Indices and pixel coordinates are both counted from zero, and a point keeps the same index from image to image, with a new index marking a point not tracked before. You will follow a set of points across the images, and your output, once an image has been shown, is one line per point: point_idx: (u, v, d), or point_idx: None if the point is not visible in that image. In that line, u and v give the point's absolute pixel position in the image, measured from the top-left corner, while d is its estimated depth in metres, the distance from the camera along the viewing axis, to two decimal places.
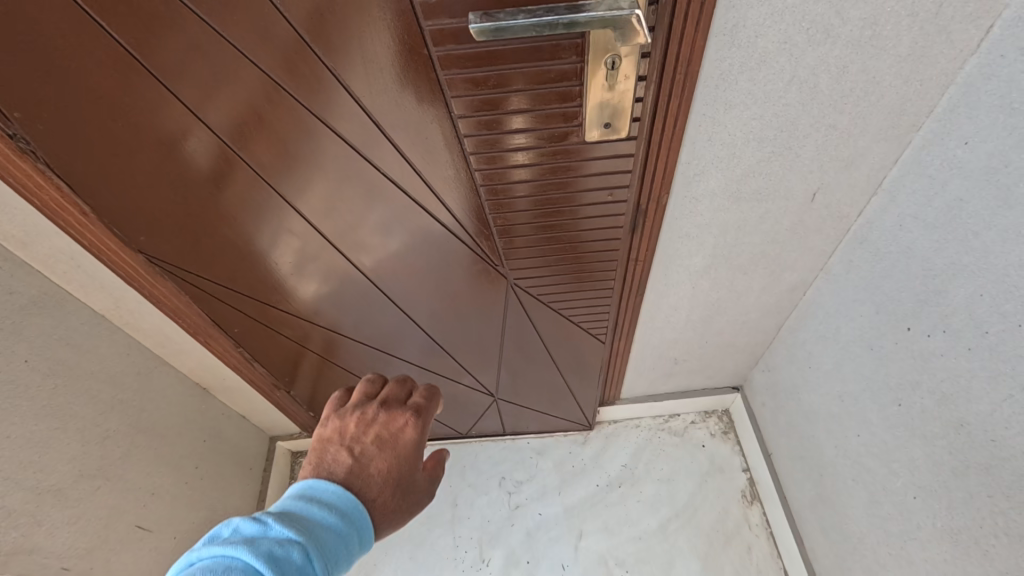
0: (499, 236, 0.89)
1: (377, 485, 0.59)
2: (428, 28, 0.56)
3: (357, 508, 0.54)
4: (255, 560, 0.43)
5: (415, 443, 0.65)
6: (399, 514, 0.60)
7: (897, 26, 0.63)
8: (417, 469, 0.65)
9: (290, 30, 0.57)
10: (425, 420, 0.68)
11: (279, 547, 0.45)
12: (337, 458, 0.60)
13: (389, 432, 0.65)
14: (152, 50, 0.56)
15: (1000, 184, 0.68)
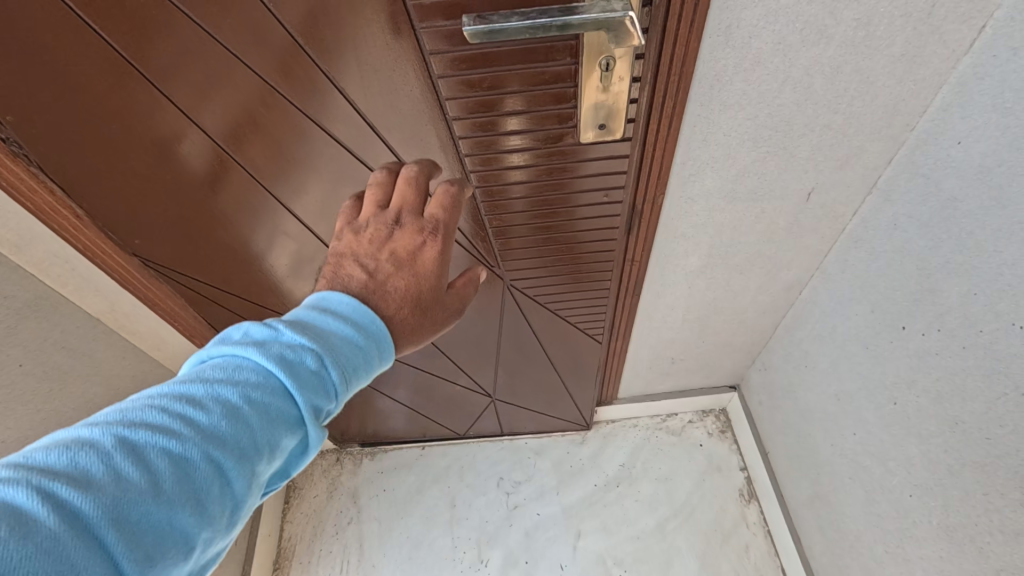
0: (495, 237, 0.89)
1: (393, 303, 0.54)
2: (422, 31, 0.56)
3: (375, 321, 0.51)
4: (267, 361, 0.42)
5: (436, 266, 0.58)
6: (422, 337, 0.58)
7: (891, 27, 0.64)
8: (439, 290, 0.59)
9: (284, 33, 0.57)
10: (446, 239, 0.59)
11: (291, 351, 0.43)
12: (350, 273, 0.55)
13: (405, 252, 0.58)
14: (147, 53, 0.56)
15: (993, 183, 0.68)
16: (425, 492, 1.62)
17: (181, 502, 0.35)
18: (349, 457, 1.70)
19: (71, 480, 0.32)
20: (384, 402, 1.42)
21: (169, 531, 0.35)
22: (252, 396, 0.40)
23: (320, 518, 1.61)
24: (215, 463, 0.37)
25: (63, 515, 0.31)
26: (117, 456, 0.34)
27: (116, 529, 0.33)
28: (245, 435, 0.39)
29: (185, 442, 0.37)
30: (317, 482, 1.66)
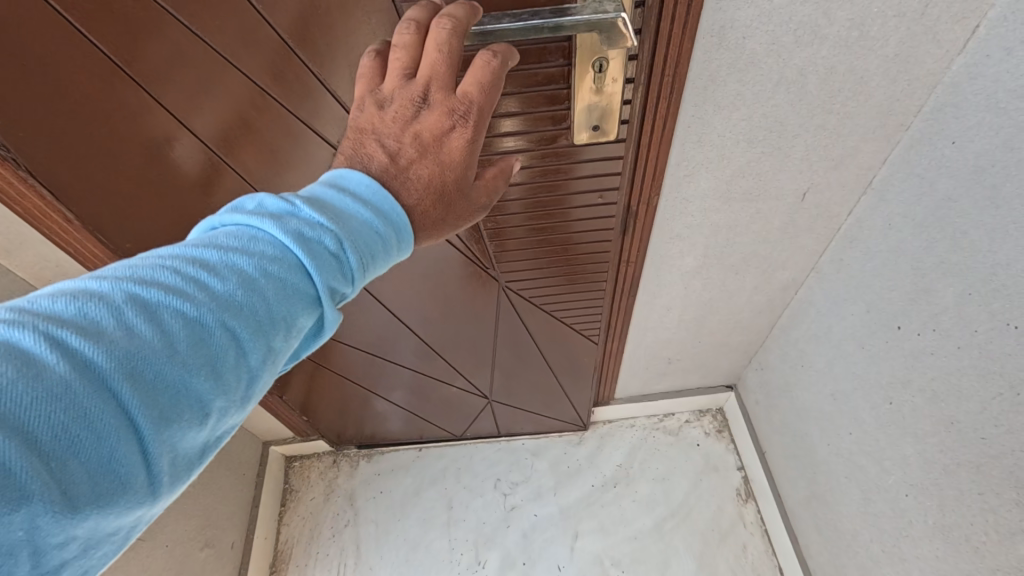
0: (490, 239, 0.89)
1: (415, 194, 0.49)
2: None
3: (395, 207, 0.46)
4: (284, 238, 0.39)
5: (465, 159, 0.51)
6: (444, 231, 0.53)
7: (884, 27, 0.63)
8: (466, 185, 0.53)
9: (275, 36, 0.57)
10: (478, 127, 0.51)
11: (308, 229, 0.40)
12: (371, 154, 0.49)
13: (431, 135, 0.50)
14: (135, 56, 0.55)
15: (988, 182, 0.68)
16: (422, 494, 1.61)
17: (194, 367, 0.34)
18: (346, 459, 1.69)
19: (80, 329, 0.31)
20: (380, 404, 1.42)
21: (183, 394, 0.33)
22: (266, 269, 0.38)
23: (317, 521, 1.60)
24: (229, 332, 0.36)
25: (75, 364, 0.30)
26: (128, 314, 0.33)
27: (129, 386, 0.31)
28: (259, 307, 0.37)
29: (199, 308, 0.35)
30: (314, 485, 1.65)
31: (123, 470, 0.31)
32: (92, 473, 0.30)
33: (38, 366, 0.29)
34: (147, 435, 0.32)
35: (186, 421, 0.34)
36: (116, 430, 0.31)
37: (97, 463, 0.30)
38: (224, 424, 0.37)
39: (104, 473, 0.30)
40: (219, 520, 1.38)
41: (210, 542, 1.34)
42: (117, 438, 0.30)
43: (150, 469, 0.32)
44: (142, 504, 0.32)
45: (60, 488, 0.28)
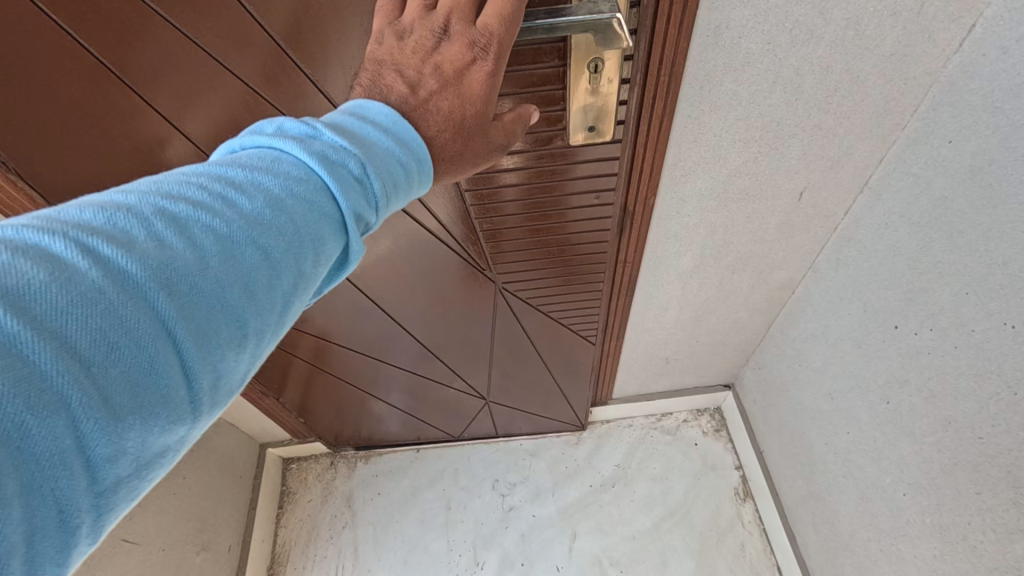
0: (486, 240, 0.89)
1: (436, 123, 0.47)
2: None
3: (416, 138, 0.44)
4: (310, 159, 0.37)
5: (486, 92, 0.50)
6: (462, 170, 0.51)
7: (880, 26, 0.63)
8: (487, 122, 0.52)
9: (268, 39, 0.56)
10: (501, 58, 0.50)
11: (334, 152, 0.38)
12: (391, 83, 0.48)
13: (453, 67, 0.49)
14: (127, 59, 0.54)
15: (984, 181, 0.67)
16: (420, 495, 1.61)
17: (230, 281, 0.31)
18: (343, 460, 1.68)
19: (110, 238, 0.28)
20: (378, 405, 1.42)
21: (221, 312, 0.31)
22: (295, 188, 0.35)
23: (314, 523, 1.59)
24: (263, 248, 0.33)
25: (106, 269, 0.27)
26: (157, 225, 0.30)
27: (165, 295, 0.28)
28: (291, 224, 0.34)
29: (230, 223, 0.32)
30: (311, 487, 1.65)
31: (165, 385, 0.28)
32: (135, 387, 0.27)
33: (68, 269, 0.26)
34: (187, 349, 0.29)
35: (226, 339, 0.31)
36: (154, 341, 0.28)
37: (138, 372, 0.27)
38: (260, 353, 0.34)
39: (145, 385, 0.27)
40: (215, 523, 1.37)
41: (207, 545, 1.33)
42: (157, 350, 0.28)
43: (192, 386, 0.29)
44: (184, 427, 0.29)
45: (101, 397, 0.25)
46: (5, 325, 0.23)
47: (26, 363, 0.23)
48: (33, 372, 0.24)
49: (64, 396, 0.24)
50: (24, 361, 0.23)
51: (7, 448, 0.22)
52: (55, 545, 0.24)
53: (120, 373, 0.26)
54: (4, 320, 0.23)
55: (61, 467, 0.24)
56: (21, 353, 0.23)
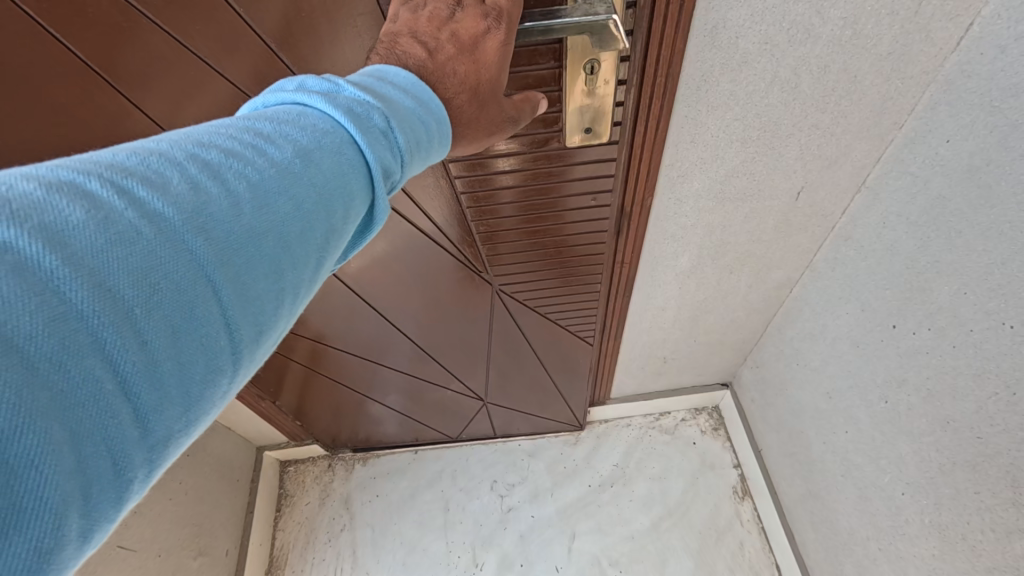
0: (482, 242, 0.90)
1: (453, 86, 0.48)
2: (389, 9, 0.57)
3: (434, 100, 0.44)
4: (336, 112, 0.36)
5: (500, 60, 0.52)
6: (478, 137, 0.53)
7: (878, 25, 0.63)
8: (500, 91, 0.53)
9: (258, 42, 0.56)
10: (513, 27, 0.52)
11: (359, 107, 0.38)
12: (410, 47, 0.49)
13: (467, 36, 0.51)
14: (116, 64, 0.53)
15: (981, 181, 0.67)
16: (418, 497, 1.60)
17: (264, 229, 0.31)
18: (341, 463, 1.68)
19: (145, 181, 0.28)
20: (375, 407, 1.41)
21: (256, 260, 0.30)
22: (322, 140, 0.35)
23: (312, 526, 1.59)
24: (294, 198, 0.33)
25: (142, 212, 0.27)
26: (190, 171, 0.29)
27: (201, 239, 0.28)
28: (321, 175, 0.34)
29: (262, 170, 0.32)
30: (309, 489, 1.64)
31: (203, 331, 0.27)
32: (174, 331, 0.26)
33: (105, 209, 0.26)
34: (224, 295, 0.28)
35: (261, 287, 0.30)
36: (192, 285, 0.27)
37: (178, 315, 0.26)
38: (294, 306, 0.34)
39: (184, 329, 0.26)
40: (212, 528, 1.36)
41: (204, 550, 1.32)
42: (194, 293, 0.27)
43: (230, 333, 0.29)
44: (223, 376, 0.29)
45: (140, 339, 0.25)
46: (45, 262, 0.23)
47: (65, 301, 0.23)
48: (71, 311, 0.23)
49: (104, 336, 0.24)
50: (62, 298, 0.23)
51: (47, 386, 0.22)
52: (101, 487, 0.24)
53: (160, 315, 0.26)
54: (44, 257, 0.23)
55: (103, 409, 0.24)
56: (60, 290, 0.23)
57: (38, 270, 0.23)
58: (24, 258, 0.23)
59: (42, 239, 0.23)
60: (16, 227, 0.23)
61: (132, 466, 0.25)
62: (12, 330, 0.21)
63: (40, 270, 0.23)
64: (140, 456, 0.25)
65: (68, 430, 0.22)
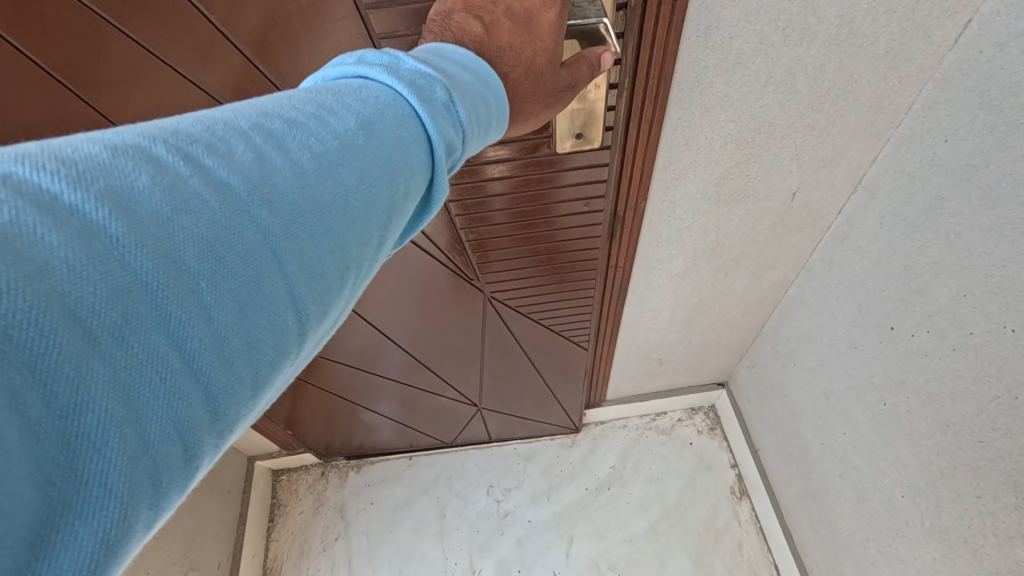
0: (473, 250, 0.88)
1: (511, 60, 0.48)
2: (368, 12, 0.55)
3: (490, 73, 0.44)
4: (398, 83, 0.35)
5: (554, 33, 0.52)
6: (535, 106, 0.51)
7: (875, 24, 0.61)
8: (558, 61, 0.52)
9: (234, 52, 0.53)
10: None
11: (419, 80, 0.37)
12: (467, 23, 0.48)
13: (523, 11, 0.52)
14: (85, 75, 0.49)
15: (981, 183, 0.66)
16: (414, 503, 1.59)
17: (329, 201, 0.29)
18: (334, 471, 1.65)
19: (211, 149, 0.26)
20: (368, 415, 1.39)
21: (324, 234, 0.28)
22: (384, 112, 0.33)
23: (307, 535, 1.57)
24: (358, 170, 0.31)
25: (207, 180, 0.25)
26: (255, 140, 0.28)
27: (266, 211, 0.26)
28: (383, 147, 0.32)
29: (326, 140, 0.30)
30: (302, 498, 1.62)
31: (272, 308, 0.25)
32: (241, 309, 0.24)
33: (170, 176, 0.24)
34: (291, 271, 0.26)
35: (330, 264, 0.28)
36: (257, 258, 0.25)
37: (245, 292, 0.24)
38: (357, 287, 0.32)
39: (252, 304, 0.24)
40: (203, 542, 1.33)
41: (195, 565, 1.29)
42: (260, 267, 0.25)
43: (300, 312, 0.26)
44: (291, 358, 0.27)
45: (206, 315, 0.23)
46: (111, 226, 0.21)
47: (129, 269, 0.21)
48: (135, 282, 0.21)
49: (170, 310, 0.22)
50: (126, 266, 0.21)
51: (110, 362, 0.20)
52: (172, 473, 0.21)
53: (228, 288, 0.24)
54: (109, 221, 0.21)
55: (171, 391, 0.22)
56: (125, 257, 0.21)
57: (102, 234, 0.21)
58: (89, 221, 0.21)
59: (108, 203, 0.21)
60: (82, 190, 0.21)
61: (200, 451, 0.23)
62: (76, 298, 0.19)
63: (105, 235, 0.21)
64: (210, 441, 0.23)
65: (131, 412, 0.20)
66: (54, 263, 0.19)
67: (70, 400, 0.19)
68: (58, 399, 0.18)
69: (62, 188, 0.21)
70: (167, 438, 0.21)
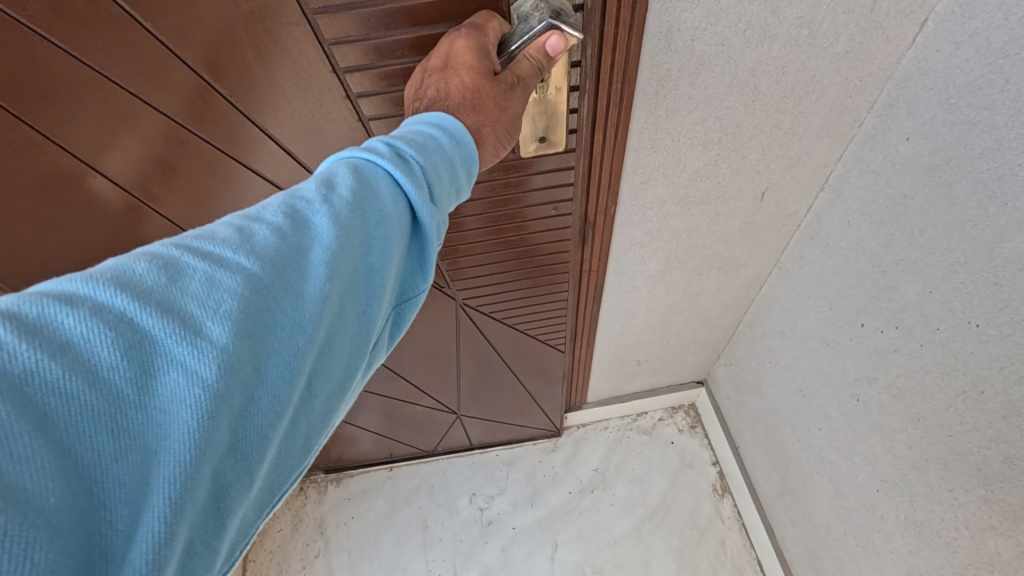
0: (443, 258, 0.87)
1: (442, 98, 0.49)
2: (316, 17, 0.52)
3: (446, 119, 0.45)
4: (345, 151, 0.39)
5: (473, 49, 0.50)
6: (490, 114, 0.50)
7: (834, 24, 0.61)
8: (494, 68, 0.51)
9: (179, 62, 0.50)
10: (500, 25, 0.53)
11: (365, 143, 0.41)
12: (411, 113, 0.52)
13: (440, 59, 0.52)
14: (20, 93, 0.46)
15: (942, 179, 0.66)
16: (395, 516, 1.56)
17: (311, 243, 0.32)
18: (313, 485, 1.62)
19: (200, 236, 0.30)
20: (343, 429, 1.35)
21: (309, 269, 0.31)
22: (344, 168, 0.37)
23: (286, 553, 1.53)
24: (330, 211, 0.34)
25: (199, 254, 0.29)
26: (236, 221, 0.32)
27: (253, 259, 0.30)
28: (351, 192, 0.35)
29: (297, 202, 0.34)
30: (280, 515, 1.58)
31: (277, 338, 0.29)
32: (243, 340, 0.28)
33: (166, 258, 0.28)
34: (287, 304, 0.30)
35: (323, 291, 0.32)
36: (255, 297, 0.29)
37: (250, 326, 0.28)
38: (361, 315, 0.35)
39: (257, 336, 0.28)
40: None
41: None
42: (260, 304, 0.29)
43: (305, 335, 0.30)
44: (302, 377, 0.30)
45: (219, 350, 0.26)
46: (117, 301, 0.25)
47: (138, 329, 0.25)
48: (147, 338, 0.25)
49: (181, 353, 0.26)
50: (137, 327, 0.25)
51: (139, 407, 0.24)
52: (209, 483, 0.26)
53: (234, 324, 0.27)
54: (114, 297, 0.25)
55: (197, 416, 0.25)
56: (135, 322, 0.25)
57: (111, 309, 0.25)
58: (103, 302, 0.25)
59: (115, 285, 0.26)
60: (93, 282, 0.26)
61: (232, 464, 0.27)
62: (97, 364, 0.24)
63: (114, 309, 0.25)
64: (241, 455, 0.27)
65: (165, 442, 0.25)
66: (75, 343, 0.24)
67: (111, 444, 0.24)
68: (105, 445, 0.24)
69: (80, 285, 0.25)
70: (199, 453, 0.25)
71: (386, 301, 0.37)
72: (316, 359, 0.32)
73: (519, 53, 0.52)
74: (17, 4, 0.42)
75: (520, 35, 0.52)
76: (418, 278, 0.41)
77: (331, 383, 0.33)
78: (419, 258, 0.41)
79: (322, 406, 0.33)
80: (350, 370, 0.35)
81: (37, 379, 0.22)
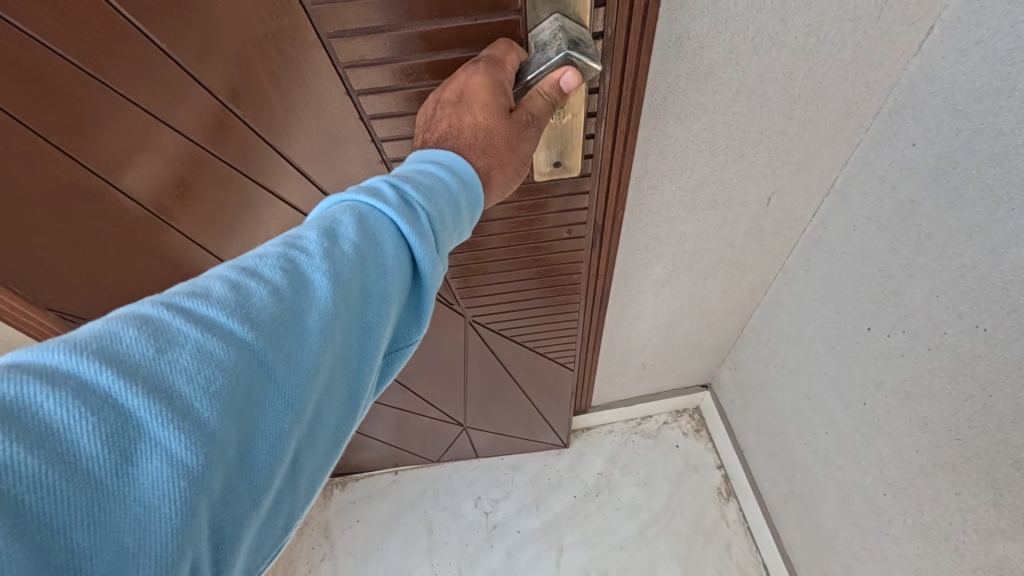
0: (459, 278, 0.89)
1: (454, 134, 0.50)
2: (331, 40, 0.52)
3: (453, 159, 0.47)
4: (345, 194, 0.39)
5: (487, 86, 0.51)
6: (501, 157, 0.51)
7: (841, 31, 0.61)
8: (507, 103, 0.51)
9: (199, 87, 0.51)
10: (518, 57, 0.53)
11: (365, 185, 0.40)
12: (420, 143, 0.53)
13: (453, 93, 0.52)
14: (48, 116, 0.48)
15: (948, 185, 0.67)
16: (400, 519, 1.56)
17: (309, 306, 0.32)
18: None
19: (192, 294, 0.29)
20: None
21: (304, 336, 0.31)
22: (344, 218, 0.37)
23: (291, 557, 1.53)
24: (329, 269, 0.34)
25: (190, 319, 0.28)
26: (230, 276, 0.31)
27: (248, 327, 0.29)
28: (353, 246, 0.35)
29: (296, 256, 0.34)
30: None
31: (265, 415, 0.29)
32: (230, 423, 0.27)
33: (156, 324, 0.27)
34: (279, 377, 0.30)
35: (315, 362, 0.32)
36: (247, 372, 0.28)
37: (239, 405, 0.28)
38: (348, 378, 0.35)
39: (245, 415, 0.28)
40: None
41: None
42: (251, 378, 0.29)
43: (293, 409, 0.30)
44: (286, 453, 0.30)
45: (207, 436, 0.26)
46: (103, 380, 0.24)
47: (123, 412, 0.24)
48: (132, 423, 0.24)
49: (167, 438, 0.25)
50: (122, 411, 0.24)
51: (120, 498, 0.24)
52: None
53: (223, 405, 0.27)
54: (100, 375, 0.24)
55: (180, 510, 0.25)
56: (120, 404, 0.24)
57: (95, 389, 0.24)
58: (88, 382, 0.24)
59: (101, 360, 0.25)
60: (78, 355, 0.24)
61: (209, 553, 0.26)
62: (77, 454, 0.23)
63: (98, 390, 0.24)
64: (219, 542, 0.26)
65: (144, 538, 0.24)
66: (56, 431, 0.23)
67: (88, 540, 0.23)
68: (81, 543, 0.22)
69: (63, 359, 0.24)
70: (178, 547, 0.24)
71: (377, 360, 0.37)
72: (303, 433, 0.32)
73: (534, 85, 0.53)
74: (53, 35, 0.43)
75: (536, 65, 0.52)
76: (411, 328, 0.42)
77: (316, 450, 0.33)
78: (415, 310, 0.41)
79: (303, 476, 0.33)
80: (335, 434, 0.35)
81: (13, 475, 0.21)
